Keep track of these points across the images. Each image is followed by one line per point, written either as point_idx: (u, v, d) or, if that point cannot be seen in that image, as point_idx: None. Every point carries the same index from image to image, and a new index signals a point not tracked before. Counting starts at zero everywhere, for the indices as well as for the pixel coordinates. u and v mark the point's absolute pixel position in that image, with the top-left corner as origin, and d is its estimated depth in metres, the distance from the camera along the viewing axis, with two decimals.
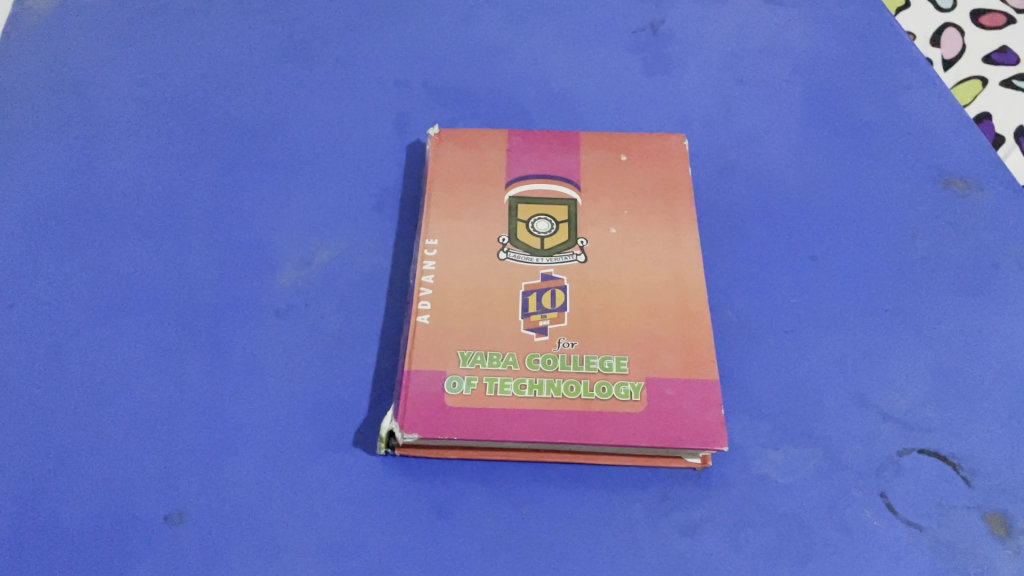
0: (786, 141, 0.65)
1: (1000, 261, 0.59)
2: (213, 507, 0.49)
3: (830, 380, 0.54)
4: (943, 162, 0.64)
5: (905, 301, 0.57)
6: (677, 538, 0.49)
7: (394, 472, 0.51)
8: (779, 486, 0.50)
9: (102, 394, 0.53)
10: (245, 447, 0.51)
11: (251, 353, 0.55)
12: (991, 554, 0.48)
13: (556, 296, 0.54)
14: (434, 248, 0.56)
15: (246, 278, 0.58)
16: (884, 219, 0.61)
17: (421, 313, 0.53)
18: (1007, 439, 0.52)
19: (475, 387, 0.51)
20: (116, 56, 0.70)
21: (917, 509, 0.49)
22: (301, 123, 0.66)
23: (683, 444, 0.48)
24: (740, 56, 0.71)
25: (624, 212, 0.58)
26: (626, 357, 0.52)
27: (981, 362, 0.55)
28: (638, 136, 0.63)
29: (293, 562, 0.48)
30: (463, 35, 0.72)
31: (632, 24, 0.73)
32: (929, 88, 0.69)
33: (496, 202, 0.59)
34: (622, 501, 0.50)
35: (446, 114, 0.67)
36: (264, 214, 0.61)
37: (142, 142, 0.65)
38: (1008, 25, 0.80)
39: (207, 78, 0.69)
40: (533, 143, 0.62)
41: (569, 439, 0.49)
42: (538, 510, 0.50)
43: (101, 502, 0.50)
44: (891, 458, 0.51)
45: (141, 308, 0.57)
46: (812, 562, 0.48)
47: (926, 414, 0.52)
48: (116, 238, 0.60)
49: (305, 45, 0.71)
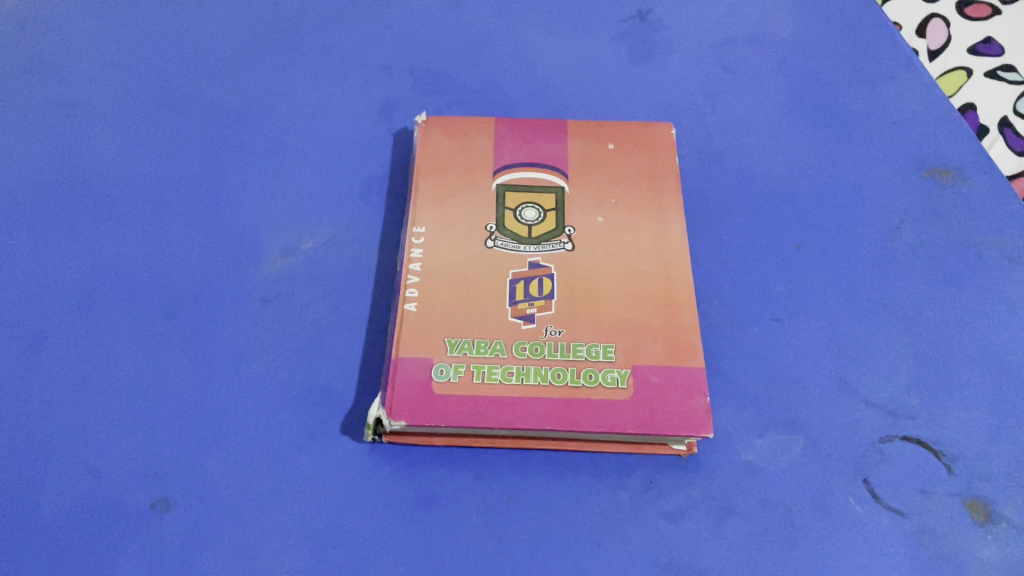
0: (772, 130, 0.66)
1: (983, 251, 0.60)
2: (198, 496, 0.49)
3: (815, 368, 0.54)
4: (927, 151, 0.65)
5: (889, 290, 0.58)
6: (662, 525, 0.49)
7: (382, 460, 0.51)
8: (764, 472, 0.51)
9: (85, 383, 0.52)
10: (232, 434, 0.51)
11: (237, 341, 0.54)
12: (970, 539, 0.49)
13: (543, 284, 0.54)
14: (422, 235, 0.56)
15: (231, 267, 0.57)
16: (869, 208, 0.62)
17: (409, 301, 0.53)
18: (988, 426, 0.52)
19: (463, 374, 0.51)
20: (97, 40, 0.69)
21: (899, 495, 0.50)
22: (287, 109, 0.65)
23: (669, 432, 0.49)
24: (726, 45, 0.71)
25: (611, 201, 0.58)
26: (613, 345, 0.52)
27: (962, 351, 0.55)
28: (625, 124, 0.63)
29: (280, 550, 0.48)
30: (450, 22, 0.71)
31: (621, 12, 0.72)
32: (915, 79, 0.69)
33: (483, 190, 0.58)
34: (608, 488, 0.50)
35: (433, 102, 0.66)
36: (248, 202, 0.60)
37: (127, 128, 0.64)
38: (992, 16, 0.81)
39: (190, 63, 0.68)
40: (521, 131, 0.62)
41: (557, 427, 0.49)
42: (525, 497, 0.50)
43: (84, 491, 0.49)
44: (873, 445, 0.52)
45: (124, 296, 0.56)
46: (794, 546, 0.48)
47: (908, 402, 0.53)
48: (98, 226, 0.59)
49: (290, 31, 0.70)
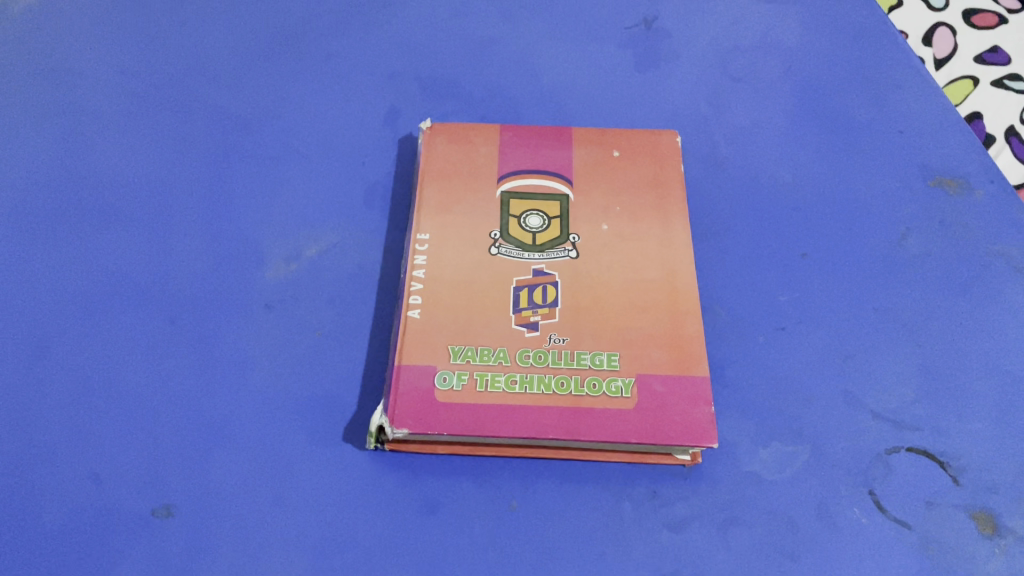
0: (778, 138, 0.66)
1: (989, 261, 0.59)
2: (199, 503, 0.49)
3: (820, 379, 0.54)
4: (934, 161, 0.64)
5: (895, 299, 0.57)
6: (666, 536, 0.49)
7: (384, 468, 0.51)
8: (768, 483, 0.50)
9: (87, 389, 0.52)
10: (235, 440, 0.51)
11: (240, 346, 0.54)
12: (976, 552, 0.48)
13: (547, 292, 0.54)
14: (425, 242, 0.56)
15: (234, 273, 0.57)
16: (875, 217, 0.61)
17: (411, 308, 0.53)
18: (994, 438, 0.52)
19: (466, 383, 0.50)
20: (103, 45, 0.69)
21: (905, 507, 0.50)
22: (292, 114, 0.65)
23: (673, 442, 0.48)
24: (731, 53, 0.71)
25: (616, 209, 0.58)
26: (616, 354, 0.52)
27: (968, 362, 0.55)
28: (630, 132, 0.62)
29: (282, 558, 0.48)
30: (455, 29, 0.71)
31: (626, 19, 0.72)
32: (921, 88, 0.69)
33: (487, 197, 0.58)
34: (611, 497, 0.50)
35: (438, 109, 0.66)
36: (251, 208, 0.60)
37: (133, 132, 0.64)
38: (999, 25, 0.81)
39: (195, 69, 0.68)
40: (526, 138, 0.62)
41: (560, 436, 0.49)
42: (528, 507, 0.50)
43: (86, 496, 0.49)
44: (879, 457, 0.51)
45: (128, 301, 0.56)
46: (799, 558, 0.48)
47: (914, 413, 0.53)
48: (103, 231, 0.59)
49: (295, 37, 0.70)
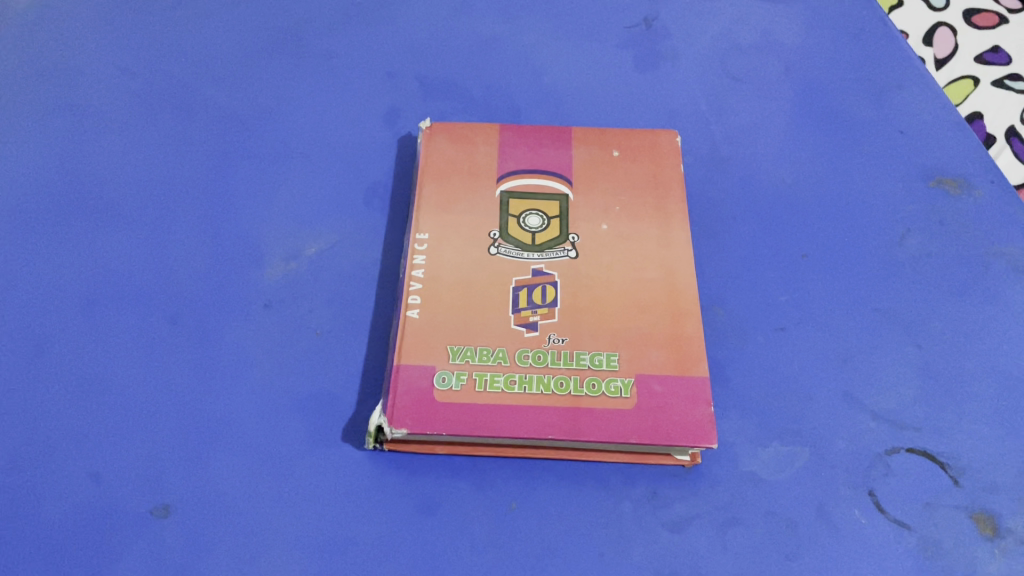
0: (778, 138, 0.65)
1: (990, 261, 0.59)
2: (198, 502, 0.49)
3: (820, 379, 0.54)
4: (934, 161, 0.64)
5: (895, 300, 0.57)
6: (665, 536, 0.49)
7: (383, 468, 0.50)
8: (768, 483, 0.50)
9: (86, 388, 0.52)
10: (234, 439, 0.51)
11: (239, 346, 0.54)
12: (976, 553, 0.48)
13: (546, 292, 0.54)
14: (425, 242, 0.56)
15: (233, 272, 0.57)
16: (875, 217, 0.61)
17: (411, 308, 0.53)
18: (994, 439, 0.52)
19: (465, 382, 0.50)
20: (102, 44, 0.69)
21: (905, 508, 0.50)
22: (292, 113, 0.65)
23: (672, 442, 0.48)
24: (732, 53, 0.71)
25: (615, 209, 0.58)
26: (616, 354, 0.52)
27: (968, 363, 0.55)
28: (629, 131, 0.62)
29: (280, 558, 0.47)
30: (456, 29, 0.71)
31: (626, 19, 0.72)
32: (922, 88, 0.69)
33: (487, 197, 0.58)
34: (610, 498, 0.50)
35: (438, 108, 0.66)
36: (251, 207, 0.60)
37: (133, 131, 0.64)
38: (999, 25, 0.81)
39: (195, 68, 0.68)
40: (526, 137, 0.61)
41: (559, 436, 0.49)
42: (527, 507, 0.50)
43: (85, 495, 0.49)
44: (879, 457, 0.51)
45: (127, 300, 0.56)
46: (799, 559, 0.48)
47: (915, 414, 0.53)
48: (102, 230, 0.59)
49: (295, 36, 0.70)
